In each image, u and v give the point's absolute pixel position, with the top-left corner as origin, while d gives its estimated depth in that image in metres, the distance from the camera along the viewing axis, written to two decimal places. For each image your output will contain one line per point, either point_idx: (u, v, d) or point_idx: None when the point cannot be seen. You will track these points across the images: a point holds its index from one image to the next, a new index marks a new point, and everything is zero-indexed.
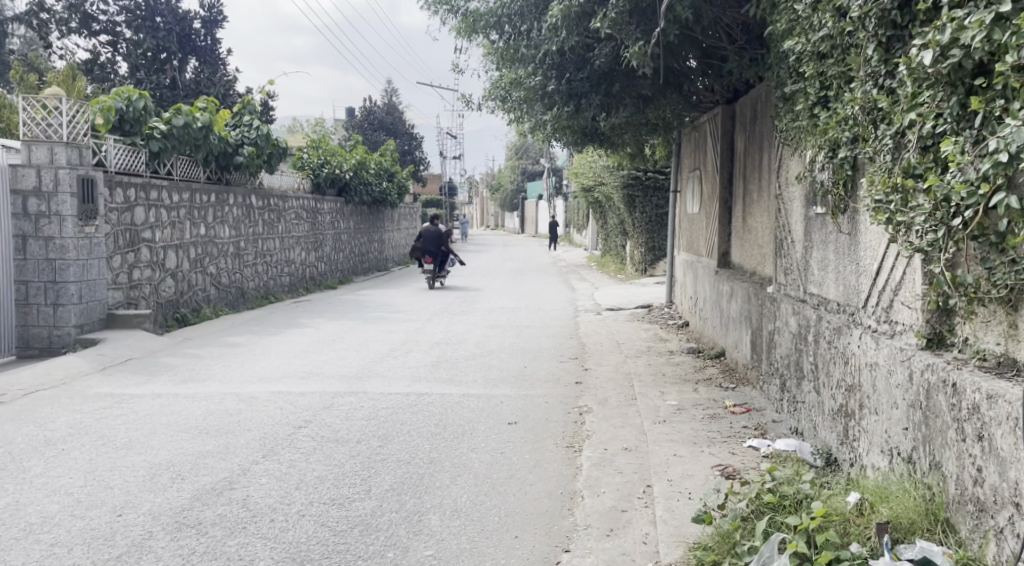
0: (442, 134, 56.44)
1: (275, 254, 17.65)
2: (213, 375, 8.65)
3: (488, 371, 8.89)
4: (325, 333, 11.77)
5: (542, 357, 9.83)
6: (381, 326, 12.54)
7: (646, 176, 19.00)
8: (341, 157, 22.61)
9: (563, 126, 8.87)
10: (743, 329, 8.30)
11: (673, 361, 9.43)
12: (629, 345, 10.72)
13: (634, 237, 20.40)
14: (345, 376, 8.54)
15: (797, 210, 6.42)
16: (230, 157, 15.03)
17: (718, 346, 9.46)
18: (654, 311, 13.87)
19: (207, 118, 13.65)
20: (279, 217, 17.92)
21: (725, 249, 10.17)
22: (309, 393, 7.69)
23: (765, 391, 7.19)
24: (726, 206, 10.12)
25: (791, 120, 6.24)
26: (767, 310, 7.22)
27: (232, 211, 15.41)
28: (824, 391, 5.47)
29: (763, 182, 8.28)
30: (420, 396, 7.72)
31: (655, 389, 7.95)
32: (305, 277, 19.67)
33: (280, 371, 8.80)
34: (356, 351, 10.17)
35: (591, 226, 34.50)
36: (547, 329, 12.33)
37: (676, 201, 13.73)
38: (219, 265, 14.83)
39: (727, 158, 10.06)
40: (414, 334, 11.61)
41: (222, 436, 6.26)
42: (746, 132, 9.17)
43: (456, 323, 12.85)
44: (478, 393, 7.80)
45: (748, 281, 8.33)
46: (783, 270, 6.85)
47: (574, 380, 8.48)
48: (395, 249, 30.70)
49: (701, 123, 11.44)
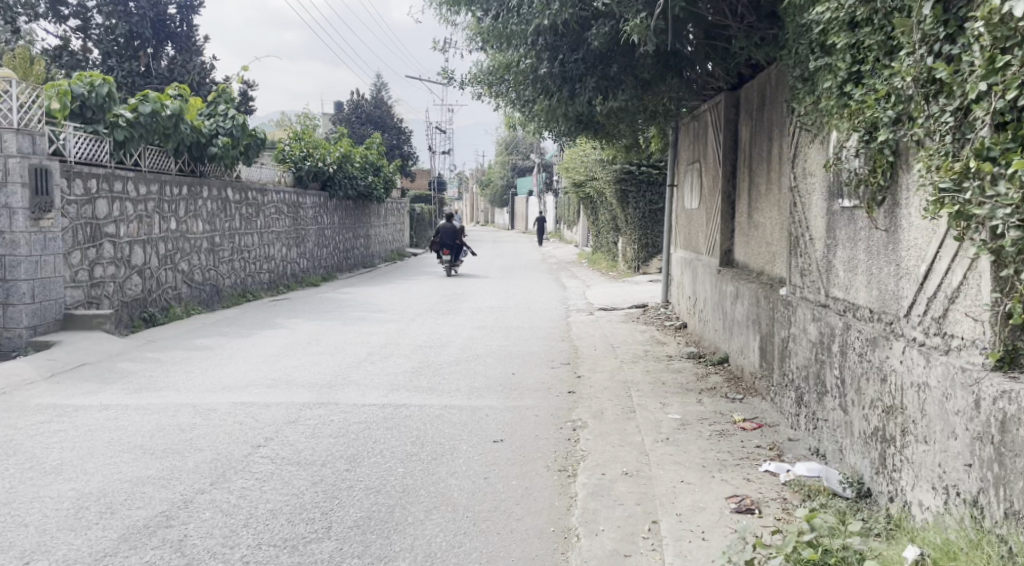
0: (431, 128, 55.60)
1: (253, 250, 16.89)
2: (172, 384, 7.92)
3: (473, 379, 8.19)
4: (300, 335, 11.03)
5: (532, 363, 9.12)
6: (361, 327, 11.80)
7: (640, 169, 18.34)
8: (324, 149, 21.83)
9: (555, 113, 8.17)
10: (750, 334, 7.61)
11: (674, 368, 8.72)
12: (624, 349, 10.01)
13: (627, 234, 19.71)
14: (316, 385, 7.81)
15: (817, 203, 5.73)
16: (204, 148, 14.28)
17: (722, 352, 8.77)
18: (649, 311, 13.18)
19: (178, 105, 12.90)
20: (257, 212, 17.14)
21: (727, 247, 9.48)
22: (274, 405, 6.97)
23: (778, 404, 6.51)
24: (730, 201, 9.43)
25: (813, 102, 5.55)
26: (779, 315, 6.54)
27: (206, 205, 14.64)
28: (854, 410, 4.78)
29: (773, 173, 7.61)
30: (397, 408, 7.01)
31: (655, 400, 7.24)
32: (285, 274, 18.89)
33: (245, 378, 8.08)
34: (332, 355, 9.45)
35: (582, 222, 33.79)
36: (537, 331, 11.62)
37: (672, 196, 13.06)
38: (192, 262, 14.07)
39: (730, 149, 9.38)
40: (395, 336, 10.88)
41: (169, 457, 5.55)
42: (753, 121, 8.50)
43: (441, 324, 12.14)
44: (461, 405, 7.09)
45: (756, 283, 7.63)
46: (799, 270, 6.17)
47: (566, 389, 7.78)
48: (382, 245, 29.90)
49: (701, 112, 10.76)
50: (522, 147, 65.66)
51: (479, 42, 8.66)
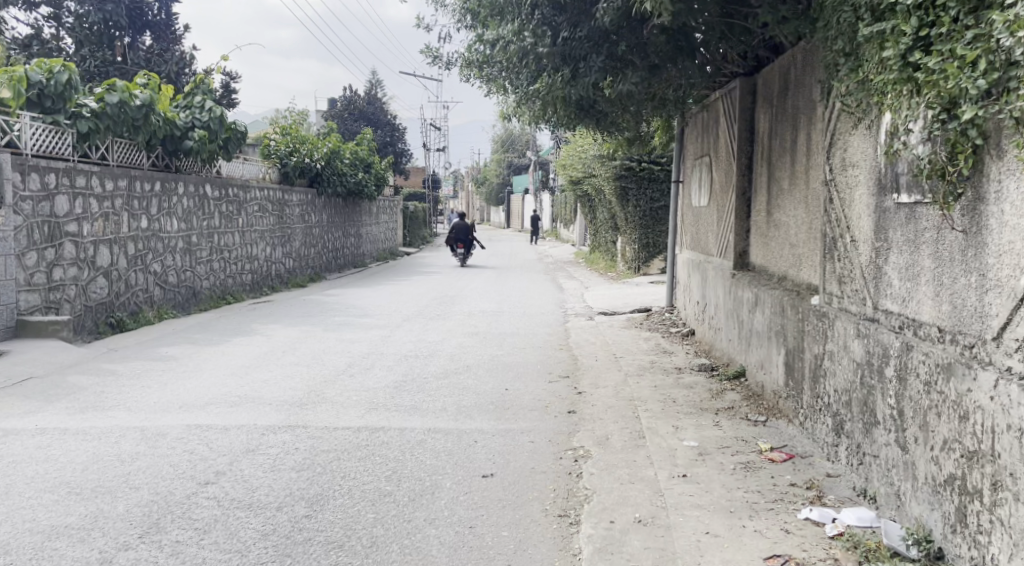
0: (426, 125, 54.64)
1: (234, 250, 15.99)
2: (124, 402, 7.05)
3: (462, 396, 7.33)
4: (276, 342, 10.14)
5: (527, 377, 8.28)
6: (343, 334, 10.93)
7: (642, 166, 17.47)
8: (312, 145, 20.94)
9: (554, 98, 7.31)
10: (773, 346, 6.79)
11: (684, 383, 7.88)
12: (628, 360, 9.15)
13: (626, 233, 18.84)
14: (285, 403, 6.94)
15: (862, 200, 4.91)
16: (178, 141, 13.36)
17: (739, 365, 7.92)
18: (652, 316, 12.34)
19: (148, 96, 12.01)
20: (238, 209, 16.23)
21: (742, 249, 8.64)
22: (233, 430, 6.12)
23: (812, 431, 5.67)
24: (745, 198, 8.59)
25: (860, 80, 4.72)
26: (812, 329, 5.70)
27: (181, 202, 13.73)
28: (919, 450, 3.94)
29: (799, 164, 6.77)
30: (373, 432, 6.16)
31: (667, 423, 6.39)
32: (270, 275, 18.00)
33: (207, 395, 7.22)
34: (307, 366, 8.58)
35: (580, 221, 32.87)
36: (533, 338, 10.77)
37: (678, 193, 12.26)
38: (165, 262, 13.15)
39: (746, 141, 8.53)
40: (380, 345, 10.02)
41: (97, 500, 4.68)
42: (774, 108, 7.68)
43: (429, 330, 11.28)
44: (447, 430, 6.24)
45: (780, 289, 6.82)
46: (837, 278, 5.34)
47: (566, 409, 6.94)
48: (373, 244, 28.99)
49: (713, 101, 9.94)
50: (518, 144, 64.69)
51: (468, 19, 7.81)
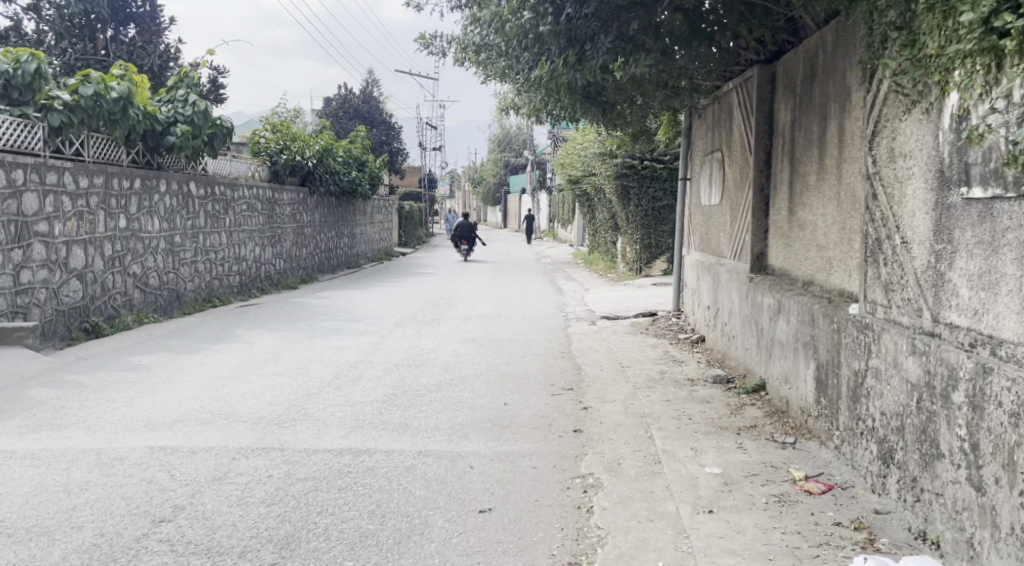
0: (423, 124, 53.92)
1: (221, 250, 15.26)
2: (85, 418, 6.39)
3: (456, 413, 6.67)
4: (259, 350, 9.45)
5: (528, 389, 7.63)
6: (332, 341, 10.25)
7: (644, 164, 16.81)
8: (304, 142, 20.23)
9: (559, 86, 6.66)
10: (800, 358, 6.17)
11: (699, 397, 7.24)
12: (636, 370, 8.50)
13: (627, 233, 18.16)
14: (261, 421, 6.28)
15: (917, 196, 4.29)
16: (159, 136, 12.54)
17: (758, 377, 7.30)
18: (659, 320, 11.70)
19: (125, 87, 11.23)
20: (225, 208, 15.50)
21: (760, 251, 8.00)
22: (200, 454, 5.46)
23: (852, 457, 5.05)
24: (763, 195, 7.95)
25: (921, 58, 4.09)
26: (852, 342, 5.07)
27: (164, 200, 12.92)
28: (1002, 494, 3.41)
29: (831, 158, 6.14)
30: (357, 456, 5.51)
31: (685, 444, 5.75)
32: (259, 276, 17.29)
33: (177, 411, 6.56)
34: (290, 378, 7.91)
35: (578, 221, 32.17)
36: (533, 345, 10.11)
37: (685, 191, 11.63)
38: (146, 264, 12.31)
39: (766, 134, 7.90)
40: (369, 352, 9.37)
41: (31, 544, 4.05)
42: (798, 97, 7.06)
43: (422, 336, 10.63)
44: (440, 453, 5.60)
45: (808, 296, 6.20)
46: (883, 285, 4.72)
47: (571, 427, 6.30)
48: (367, 244, 28.28)
49: (726, 93, 9.30)
50: (516, 143, 64.01)
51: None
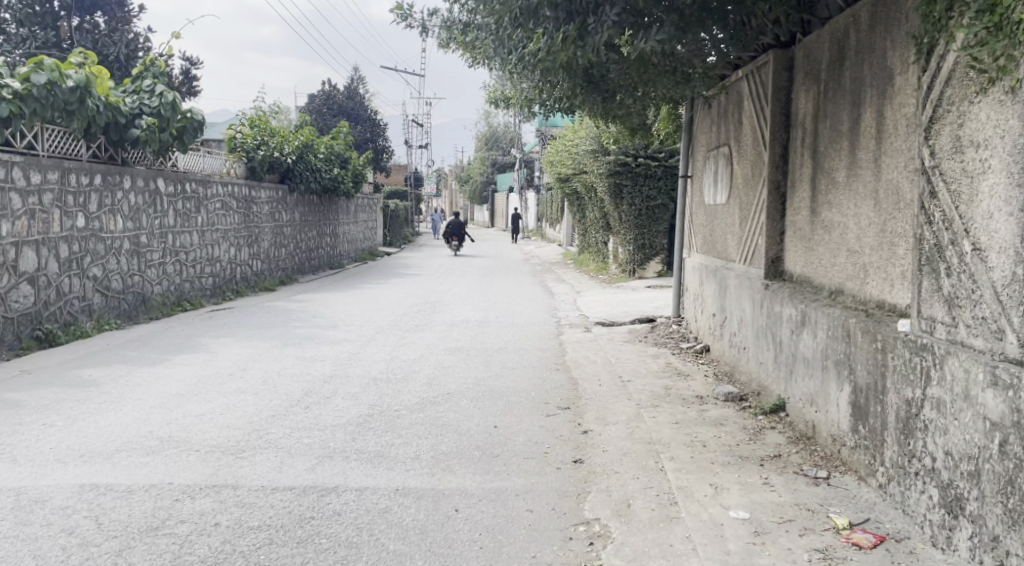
0: (409, 121, 53.01)
1: (193, 251, 14.42)
2: (13, 446, 5.57)
3: (440, 439, 5.89)
4: (225, 362, 8.63)
5: (520, 409, 6.86)
6: (305, 351, 9.44)
7: (638, 161, 16.04)
8: (282, 138, 19.33)
9: (555, 66, 5.89)
10: (831, 380, 5.45)
11: (710, 419, 6.50)
12: (638, 385, 7.76)
13: (619, 233, 17.39)
14: (215, 451, 5.49)
15: (1004, 194, 3.62)
16: (123, 130, 11.66)
17: (777, 397, 6.58)
18: (657, 327, 10.97)
19: (83, 76, 10.37)
20: (198, 206, 14.65)
21: (776, 254, 7.27)
22: (139, 494, 4.67)
23: (902, 499, 4.34)
24: (779, 193, 7.22)
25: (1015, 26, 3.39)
26: (902, 366, 4.35)
27: (128, 198, 12.06)
28: None
29: (867, 152, 5.41)
30: (322, 496, 4.73)
31: (703, 479, 5.00)
32: (234, 277, 16.45)
33: (121, 437, 5.76)
34: (255, 395, 7.10)
35: (567, 220, 31.36)
36: (524, 356, 9.34)
37: (685, 188, 10.89)
38: (107, 266, 11.45)
39: (782, 125, 7.17)
40: (345, 364, 8.58)
41: None
42: (822, 82, 6.33)
43: (403, 345, 9.84)
44: (420, 491, 4.84)
45: (840, 308, 5.49)
46: (945, 300, 4.01)
47: (571, 457, 5.55)
48: (351, 244, 27.40)
49: (735, 82, 8.58)
50: (503, 141, 63.19)
51: None
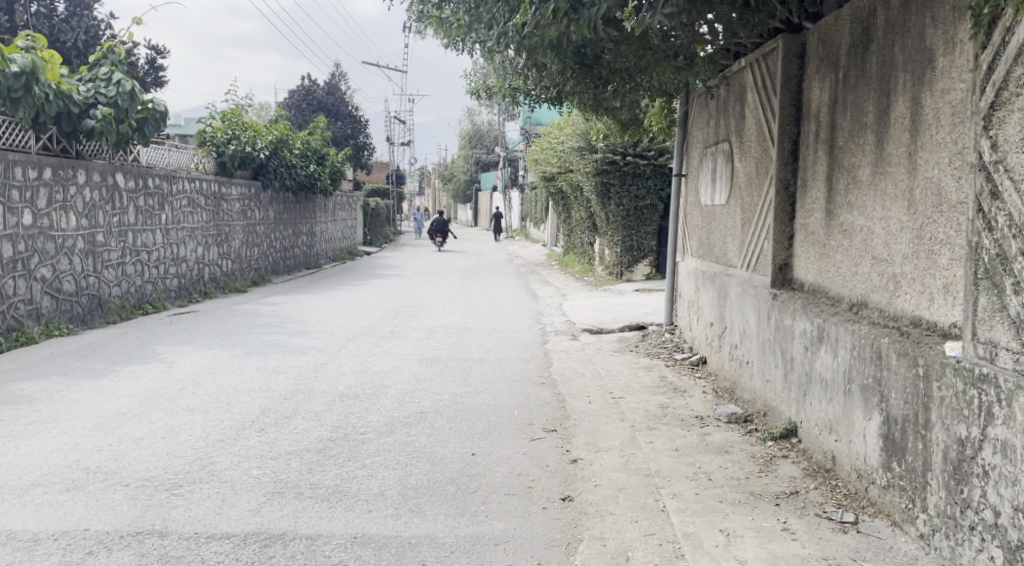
0: (391, 119, 52.14)
1: (156, 250, 13.63)
2: None
3: (409, 471, 5.19)
4: (178, 374, 7.89)
5: (500, 433, 6.16)
6: (269, 361, 8.70)
7: (626, 159, 15.36)
8: (256, 133, 18.53)
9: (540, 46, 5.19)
10: (855, 407, 4.79)
11: (713, 445, 5.83)
12: (631, 403, 7.07)
13: (605, 234, 16.70)
14: (148, 485, 4.75)
15: None
16: (76, 120, 10.91)
17: (787, 420, 5.91)
18: (649, 336, 10.29)
19: (28, 60, 9.64)
20: (162, 202, 13.86)
21: (784, 260, 6.61)
22: (46, 545, 3.94)
23: (952, 556, 3.72)
24: (788, 193, 6.57)
25: None
26: (952, 399, 3.69)
27: (82, 193, 11.27)
28: None
29: (899, 147, 4.75)
30: (265, 548, 4.02)
31: (713, 524, 4.33)
32: (202, 278, 15.65)
33: (41, 468, 5.01)
34: (205, 415, 6.37)
35: (552, 220, 30.66)
36: (506, 368, 8.64)
37: (678, 187, 10.22)
38: (58, 266, 10.67)
39: (793, 118, 6.49)
40: (311, 377, 7.84)
41: None
42: (841, 69, 5.66)
43: (375, 355, 9.10)
44: (382, 540, 4.13)
45: (867, 324, 4.81)
46: (1013, 323, 3.36)
47: (560, 493, 4.86)
48: (329, 243, 26.59)
49: (737, 73, 7.91)
50: (486, 139, 62.42)
51: None
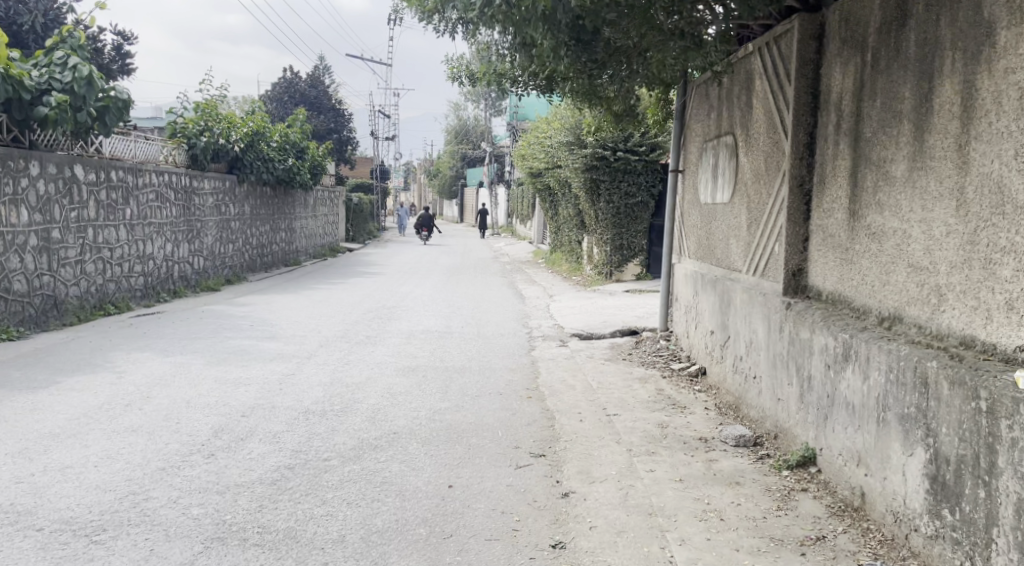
0: (376, 113, 51.33)
1: (119, 247, 12.88)
2: None
3: (375, 509, 4.50)
4: (128, 385, 7.17)
5: (481, 459, 5.47)
6: (230, 371, 7.99)
7: (617, 155, 14.67)
8: (230, 124, 17.74)
9: None
10: (892, 439, 4.13)
11: (722, 474, 5.17)
12: (626, 421, 6.40)
13: (594, 232, 16.01)
14: (66, 528, 4.09)
15: None
16: (28, 108, 10.15)
17: (804, 445, 5.25)
18: (644, 342, 9.62)
19: None
20: (126, 196, 13.09)
21: (798, 265, 5.94)
22: None
23: None
24: (803, 190, 5.89)
25: None
26: None
27: (35, 186, 10.52)
28: None
29: (946, 137, 4.09)
30: None
31: None
32: (171, 276, 14.88)
33: None
34: (148, 437, 5.67)
35: (539, 216, 29.94)
36: (490, 378, 7.95)
37: (675, 184, 9.55)
38: (8, 264, 9.92)
39: (810, 109, 5.81)
40: (273, 390, 7.12)
41: None
42: (869, 50, 4.98)
43: (346, 364, 8.38)
44: None
45: (907, 344, 4.15)
46: None
47: (550, 539, 4.22)
48: (309, 240, 25.82)
49: (742, 58, 7.24)
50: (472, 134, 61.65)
51: None
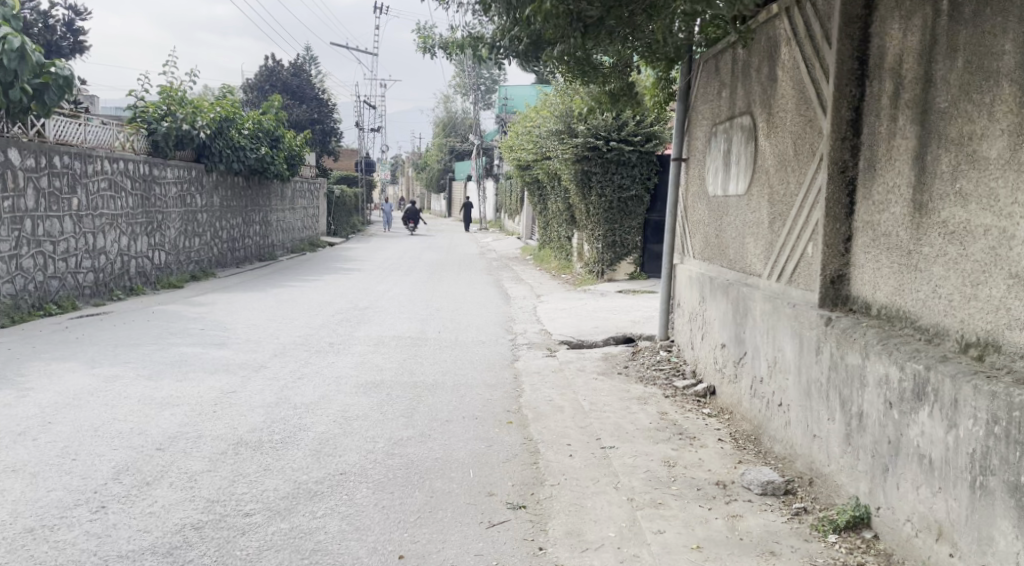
0: (363, 105, 50.05)
1: (64, 240, 11.69)
2: None
3: None
4: (30, 406, 6.01)
5: (446, 512, 4.35)
6: (161, 386, 6.83)
7: (610, 145, 13.52)
8: (196, 109, 16.52)
9: None
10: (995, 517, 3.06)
11: (752, 537, 4.06)
12: (626, 457, 5.28)
13: (584, 226, 14.87)
14: None
15: None
16: None
17: (853, 499, 4.14)
18: (641, 352, 8.50)
19: None
20: (71, 185, 11.90)
21: (838, 270, 4.83)
22: None
23: None
24: (846, 177, 4.77)
25: None
26: None
27: None
28: None
29: None
30: None
31: None
32: (127, 273, 13.69)
33: None
34: (28, 482, 4.52)
35: (528, 211, 28.77)
36: (465, 397, 6.81)
37: (678, 174, 8.40)
38: None
39: (856, 78, 4.70)
40: (204, 414, 5.96)
41: None
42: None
43: (298, 379, 7.20)
44: None
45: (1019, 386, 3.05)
46: None
47: None
48: (287, 233, 24.60)
49: (764, 24, 6.13)
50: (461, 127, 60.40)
51: None
